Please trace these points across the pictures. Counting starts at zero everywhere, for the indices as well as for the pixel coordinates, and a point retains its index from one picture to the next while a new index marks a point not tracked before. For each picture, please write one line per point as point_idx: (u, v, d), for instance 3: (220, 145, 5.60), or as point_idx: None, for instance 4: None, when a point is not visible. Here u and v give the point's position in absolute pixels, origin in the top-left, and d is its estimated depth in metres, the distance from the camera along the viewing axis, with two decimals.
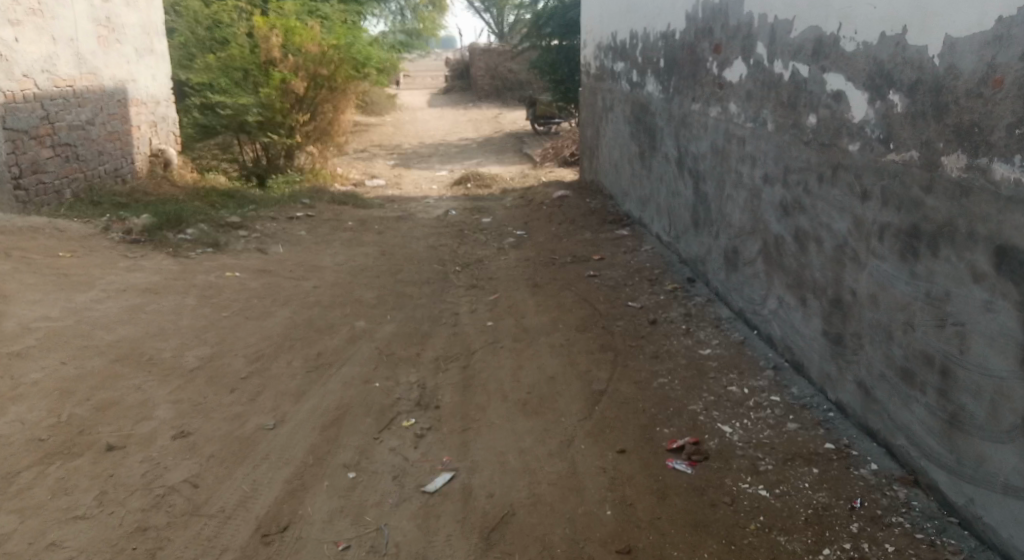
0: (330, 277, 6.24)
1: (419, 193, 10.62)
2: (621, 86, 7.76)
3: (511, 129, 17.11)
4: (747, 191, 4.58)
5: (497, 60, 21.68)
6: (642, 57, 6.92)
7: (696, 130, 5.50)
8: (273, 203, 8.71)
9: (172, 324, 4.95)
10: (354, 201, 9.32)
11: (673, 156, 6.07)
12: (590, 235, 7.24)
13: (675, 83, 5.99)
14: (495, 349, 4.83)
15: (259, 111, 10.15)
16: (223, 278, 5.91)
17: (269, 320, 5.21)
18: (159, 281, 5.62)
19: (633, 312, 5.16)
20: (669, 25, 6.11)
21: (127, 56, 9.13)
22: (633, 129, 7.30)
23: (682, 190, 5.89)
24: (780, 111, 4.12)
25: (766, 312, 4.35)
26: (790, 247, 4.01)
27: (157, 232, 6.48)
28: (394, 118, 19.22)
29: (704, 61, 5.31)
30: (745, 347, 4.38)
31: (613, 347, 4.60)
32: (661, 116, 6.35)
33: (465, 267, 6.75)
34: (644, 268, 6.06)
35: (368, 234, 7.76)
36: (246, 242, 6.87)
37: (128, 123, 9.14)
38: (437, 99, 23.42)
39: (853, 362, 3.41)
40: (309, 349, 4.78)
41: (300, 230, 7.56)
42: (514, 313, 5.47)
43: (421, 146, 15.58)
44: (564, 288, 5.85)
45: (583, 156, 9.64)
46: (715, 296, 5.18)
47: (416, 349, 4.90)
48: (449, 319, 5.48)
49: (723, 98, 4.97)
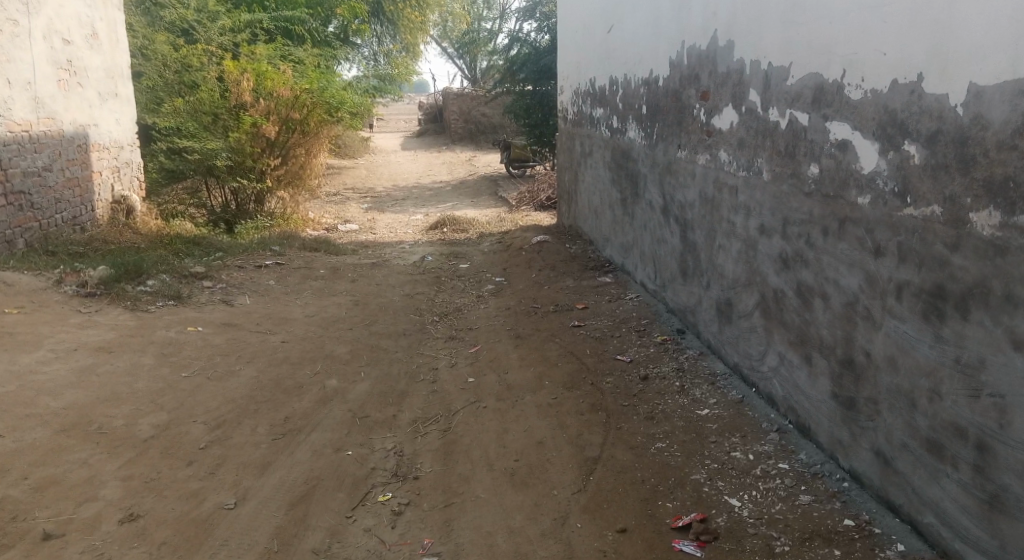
0: (299, 330, 5.90)
1: (394, 237, 10.34)
2: (600, 132, 7.58)
3: (485, 172, 16.94)
4: (742, 242, 4.35)
5: (470, 104, 21.66)
6: (622, 103, 6.76)
7: (683, 178, 5.29)
8: (241, 251, 8.37)
9: (126, 388, 4.58)
10: (326, 247, 9.00)
11: (658, 203, 5.85)
12: (572, 282, 6.99)
13: (659, 130, 5.80)
14: (477, 410, 4.51)
15: (227, 156, 9.79)
16: (185, 333, 5.55)
17: (233, 380, 4.86)
18: (115, 338, 5.25)
19: (623, 367, 4.88)
20: (651, 71, 5.94)
21: (89, 101, 8.82)
22: (615, 175, 7.10)
23: (669, 239, 5.66)
24: (777, 159, 3.92)
25: (765, 369, 4.10)
26: (792, 302, 3.76)
27: (114, 284, 6.11)
28: (366, 162, 18.97)
29: (690, 107, 5.13)
30: (745, 406, 4.11)
31: (604, 407, 4.31)
32: (645, 162, 6.15)
33: (443, 317, 6.45)
34: (631, 318, 5.79)
35: (340, 282, 7.44)
36: (210, 294, 6.51)
37: (89, 168, 8.80)
38: (410, 142, 23.25)
39: (868, 428, 3.17)
40: (275, 413, 4.43)
41: (268, 279, 7.22)
42: (496, 368, 5.16)
43: (394, 189, 15.32)
44: (548, 340, 5.56)
45: (561, 200, 9.43)
46: (708, 349, 4.93)
47: (392, 411, 4.56)
48: (427, 375, 5.16)
49: (712, 145, 4.78)
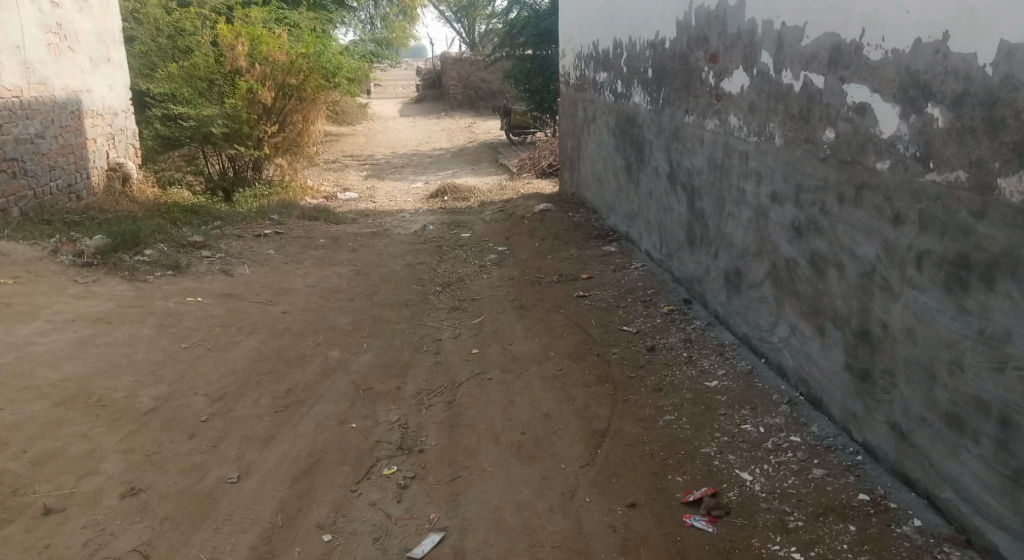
0: (300, 300, 5.82)
1: (394, 206, 10.22)
2: (604, 97, 7.43)
3: (486, 139, 16.73)
4: (753, 210, 4.25)
5: (469, 70, 21.34)
6: (627, 68, 6.60)
7: (691, 144, 5.17)
8: (239, 220, 8.25)
9: (125, 359, 4.51)
10: (325, 216, 8.89)
11: (664, 170, 5.73)
12: (576, 251, 6.90)
13: (666, 94, 5.66)
14: (482, 382, 4.44)
15: (224, 122, 9.61)
16: (184, 303, 5.47)
17: (233, 352, 4.79)
18: (113, 309, 5.17)
19: (629, 338, 4.81)
20: (657, 34, 5.79)
21: (80, 66, 8.64)
22: (619, 141, 6.97)
23: (675, 207, 5.56)
24: (790, 124, 3.80)
25: (775, 340, 4.03)
26: (805, 271, 3.68)
27: (111, 254, 6.01)
28: (365, 129, 18.76)
29: (698, 71, 5.00)
30: (755, 377, 4.04)
31: (611, 379, 4.24)
32: (650, 128, 6.02)
33: (446, 287, 6.36)
34: (636, 288, 5.71)
35: (341, 251, 7.34)
36: (209, 263, 6.42)
37: (83, 136, 8.65)
38: (408, 109, 22.99)
39: (884, 401, 3.11)
40: (277, 385, 4.36)
41: (268, 248, 7.12)
42: (501, 339, 5.09)
43: (393, 156, 15.15)
44: (552, 311, 5.48)
45: (564, 168, 9.29)
46: (716, 320, 4.85)
47: (396, 383, 4.50)
48: (431, 346, 5.09)
49: (721, 110, 4.65)
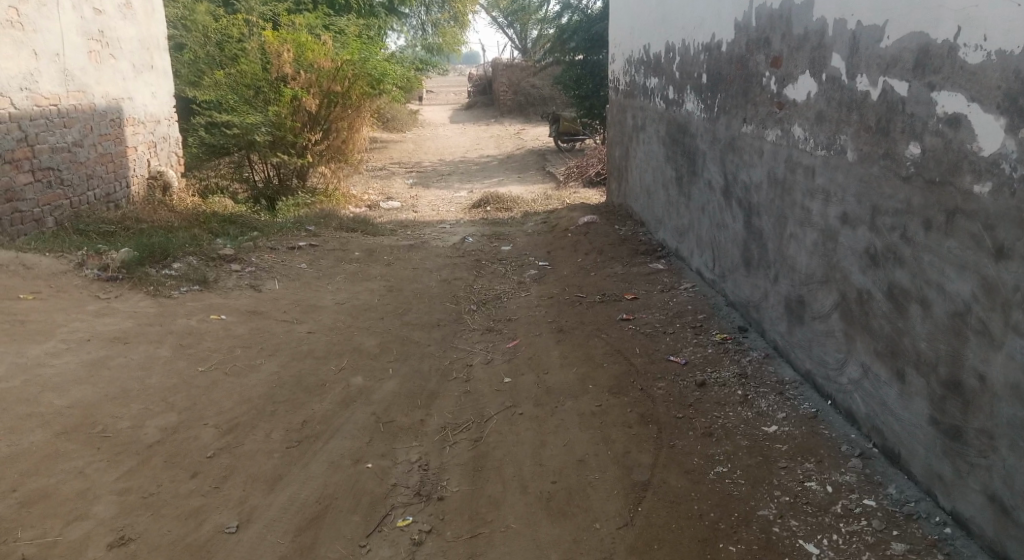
0: (327, 319, 5.51)
1: (436, 216, 9.91)
2: (654, 104, 6.99)
3: (534, 146, 16.36)
4: (819, 232, 3.80)
5: (520, 76, 21.03)
6: (680, 73, 6.16)
7: (749, 155, 4.72)
8: (276, 230, 8.03)
9: (137, 384, 4.25)
10: (363, 227, 8.61)
11: (718, 184, 5.28)
12: (621, 268, 6.47)
13: (721, 102, 5.21)
14: (512, 418, 4.05)
15: (268, 130, 9.49)
16: (206, 321, 5.21)
17: (252, 376, 4.50)
18: (132, 327, 4.94)
19: (677, 371, 4.37)
20: (713, 37, 5.35)
21: (122, 73, 8.53)
22: (670, 151, 6.52)
23: (730, 224, 5.10)
24: (866, 137, 3.35)
25: (844, 381, 3.58)
26: (881, 306, 3.23)
27: (136, 268, 5.80)
28: (414, 136, 18.55)
29: (759, 75, 4.56)
30: (820, 423, 3.59)
31: (656, 420, 3.82)
32: (704, 138, 5.56)
33: (482, 305, 6.00)
34: (685, 311, 5.25)
35: (375, 265, 7.04)
36: (238, 278, 6.17)
37: (123, 144, 8.55)
38: (459, 116, 22.74)
39: (979, 466, 2.69)
40: (292, 416, 4.03)
41: (300, 262, 6.85)
42: (536, 367, 4.70)
43: (440, 164, 14.87)
44: (592, 336, 5.06)
45: (611, 177, 8.85)
46: (774, 352, 4.39)
47: (420, 415, 4.15)
48: (460, 373, 4.72)
49: (784, 119, 4.20)
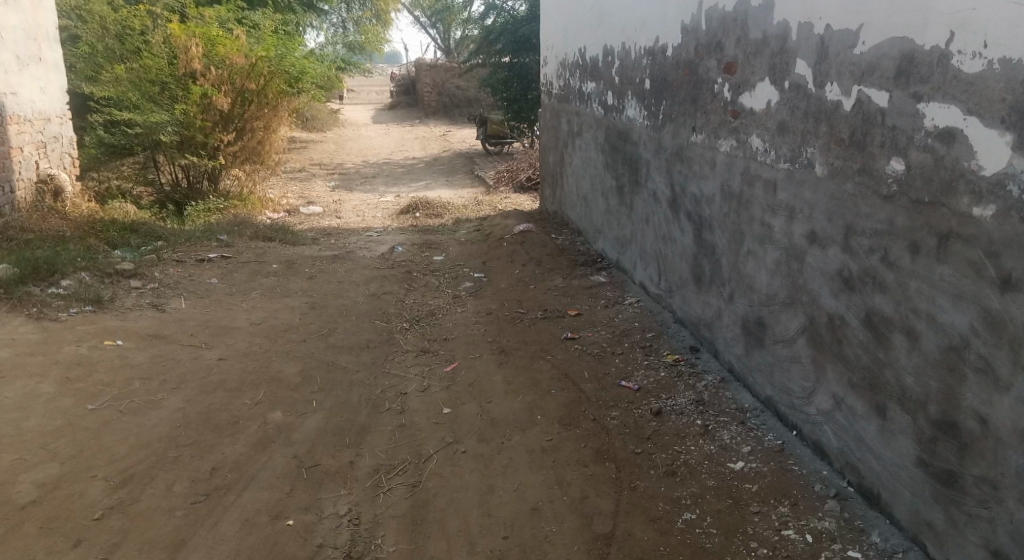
0: (241, 343, 4.98)
1: (361, 223, 9.39)
2: (592, 110, 6.69)
3: (461, 148, 15.92)
4: (781, 250, 3.53)
5: (445, 77, 20.57)
6: (620, 77, 5.87)
7: (699, 167, 4.44)
8: (184, 239, 7.39)
9: (11, 430, 3.68)
10: (282, 236, 8.01)
11: (664, 195, 4.99)
12: (561, 281, 6.14)
13: (666, 109, 4.94)
14: (453, 457, 3.64)
15: (174, 130, 8.80)
16: (99, 348, 4.63)
17: (152, 414, 3.96)
18: (9, 358, 4.33)
19: (629, 397, 4.04)
20: (657, 40, 5.07)
21: (5, 66, 7.72)
22: (609, 159, 6.22)
23: (678, 237, 4.82)
24: (837, 151, 3.10)
25: (812, 413, 3.31)
26: (857, 334, 2.96)
27: (18, 287, 5.15)
28: (336, 136, 17.88)
29: (710, 82, 4.29)
30: (788, 457, 3.31)
31: (612, 457, 3.49)
32: (647, 146, 5.28)
33: (414, 323, 5.56)
34: (633, 329, 4.95)
35: (296, 279, 6.51)
36: (138, 297, 5.56)
37: (6, 144, 7.74)
38: (381, 116, 22.10)
39: (979, 517, 2.46)
40: (199, 463, 3.54)
41: (211, 277, 6.26)
42: (476, 394, 4.30)
43: (364, 166, 14.27)
44: (536, 359, 4.69)
45: (544, 183, 8.52)
46: (730, 375, 4.11)
47: (348, 456, 3.70)
48: (394, 404, 4.28)
49: (740, 129, 3.94)
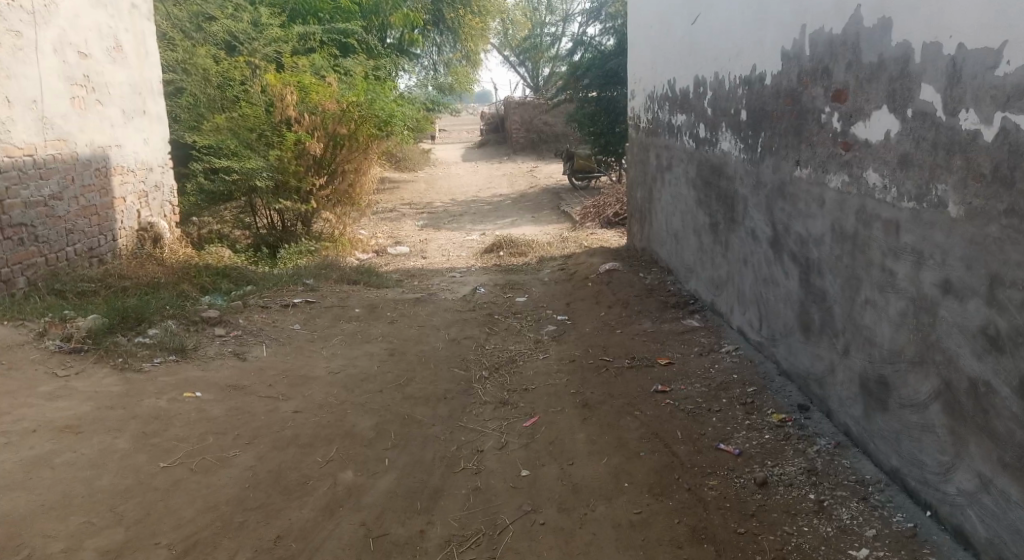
0: (317, 394, 4.81)
1: (447, 263, 9.26)
2: (682, 143, 6.33)
3: (548, 183, 15.75)
4: (907, 299, 3.13)
5: (533, 113, 20.58)
6: (713, 109, 5.51)
7: (804, 204, 4.02)
8: (272, 283, 7.39)
9: (82, 489, 3.59)
10: (367, 278, 7.92)
11: (764, 234, 4.58)
12: (651, 326, 5.76)
13: (766, 141, 4.54)
14: (531, 530, 3.37)
15: (269, 175, 8.95)
16: (178, 401, 4.54)
17: (223, 473, 3.82)
18: (89, 412, 4.28)
19: (730, 464, 3.65)
20: (754, 68, 4.70)
21: (111, 119, 8.00)
22: (702, 194, 5.84)
23: (781, 280, 4.39)
24: (976, 187, 2.73)
25: (952, 492, 2.92)
26: (1010, 404, 2.60)
27: (105, 337, 5.15)
28: (426, 175, 18.03)
29: (815, 111, 3.88)
30: (923, 545, 2.93)
31: (713, 538, 3.16)
32: (744, 181, 4.88)
33: (494, 371, 5.30)
34: (731, 383, 4.51)
35: (377, 323, 6.36)
36: (221, 345, 5.50)
37: (110, 194, 7.99)
38: (470, 154, 22.27)
39: None
40: (265, 530, 3.36)
41: (294, 323, 6.17)
42: (559, 455, 3.98)
43: (452, 204, 14.25)
44: (623, 415, 4.32)
45: (632, 219, 8.17)
46: (846, 439, 3.66)
47: (420, 524, 3.45)
48: (470, 463, 4.00)
49: (852, 163, 3.53)
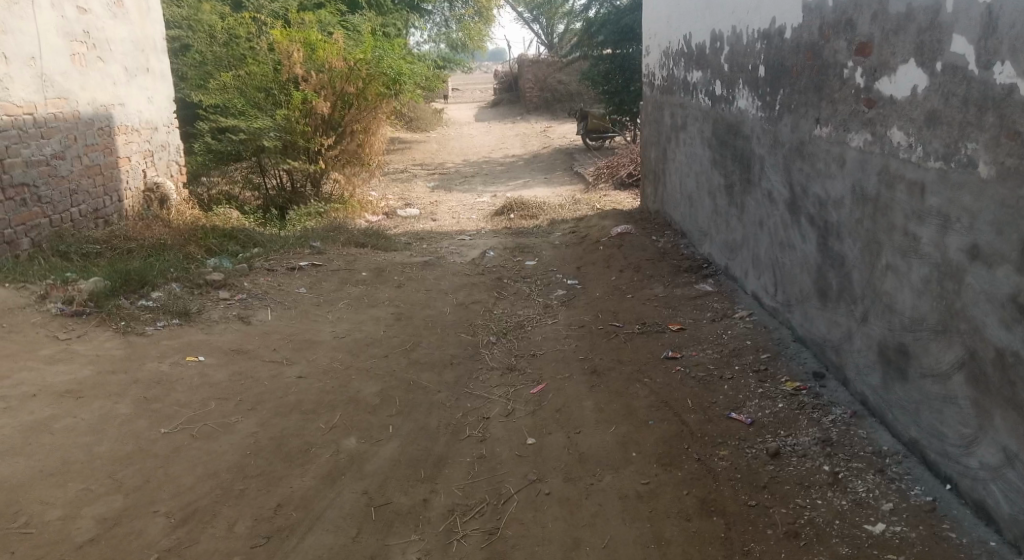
0: (322, 359, 4.73)
1: (456, 225, 9.12)
2: (697, 101, 6.13)
3: (561, 144, 15.49)
4: (931, 265, 2.99)
5: (547, 72, 20.23)
6: (729, 65, 5.30)
7: (824, 165, 3.85)
8: (278, 246, 7.29)
9: (81, 455, 3.54)
10: (375, 241, 7.81)
11: (782, 195, 4.41)
12: (662, 290, 5.62)
13: (784, 98, 4.35)
14: (535, 500, 3.29)
15: (277, 135, 8.81)
16: (180, 365, 4.48)
17: (224, 439, 3.75)
18: (90, 376, 4.22)
19: (742, 434, 3.54)
20: (773, 21, 4.49)
21: (112, 77, 7.86)
22: (717, 155, 5.66)
23: (799, 244, 4.23)
24: (1010, 146, 2.57)
25: (974, 467, 2.80)
26: None
27: (108, 300, 5.08)
28: (438, 135, 17.80)
29: (838, 66, 3.69)
30: (941, 521, 2.82)
31: (723, 511, 3.07)
32: (762, 141, 4.70)
33: (502, 336, 5.19)
34: (744, 349, 4.38)
35: (384, 287, 6.26)
36: (225, 308, 5.42)
37: (114, 154, 7.88)
38: (484, 113, 21.97)
39: None
40: (265, 498, 3.30)
41: (300, 286, 6.09)
42: (565, 422, 3.89)
43: (463, 165, 14.05)
44: (632, 382, 4.21)
45: (645, 181, 7.99)
46: (863, 408, 3.55)
47: (423, 493, 3.38)
48: (475, 430, 3.92)
49: (875, 121, 3.36)
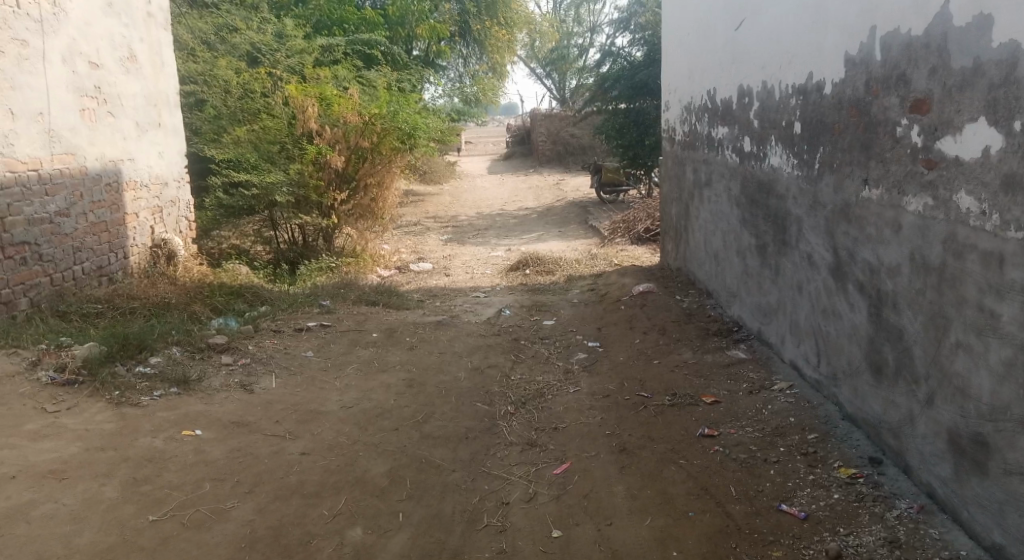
0: (327, 433, 4.38)
1: (470, 281, 8.83)
2: (723, 157, 5.85)
3: (575, 197, 15.30)
4: (1015, 347, 2.67)
5: (559, 125, 20.20)
6: (760, 121, 5.03)
7: (875, 229, 3.54)
8: (286, 304, 7.00)
9: (59, 549, 3.21)
10: (387, 299, 7.51)
11: (824, 260, 4.09)
12: (692, 356, 5.27)
13: (825, 156, 4.06)
14: None
15: (290, 190, 8.56)
16: (175, 440, 4.14)
17: (218, 529, 3.41)
18: (76, 454, 3.89)
19: (796, 531, 3.19)
20: (810, 76, 4.23)
21: (123, 132, 7.69)
22: (747, 214, 5.36)
23: (844, 313, 3.89)
24: None
25: None
26: None
27: (102, 368, 4.78)
28: (451, 187, 17.66)
29: (889, 123, 3.40)
30: None
31: None
32: (799, 201, 4.40)
33: (520, 406, 4.83)
34: (788, 427, 4.01)
35: (396, 349, 5.94)
36: (227, 375, 5.10)
37: (121, 211, 7.67)
38: (497, 166, 21.96)
39: None
40: None
41: (307, 349, 5.76)
42: (594, 511, 3.52)
43: (477, 218, 13.83)
44: (666, 464, 3.84)
45: (667, 237, 7.68)
46: (931, 501, 3.19)
47: None
48: (495, 518, 3.56)
49: (937, 184, 3.05)
